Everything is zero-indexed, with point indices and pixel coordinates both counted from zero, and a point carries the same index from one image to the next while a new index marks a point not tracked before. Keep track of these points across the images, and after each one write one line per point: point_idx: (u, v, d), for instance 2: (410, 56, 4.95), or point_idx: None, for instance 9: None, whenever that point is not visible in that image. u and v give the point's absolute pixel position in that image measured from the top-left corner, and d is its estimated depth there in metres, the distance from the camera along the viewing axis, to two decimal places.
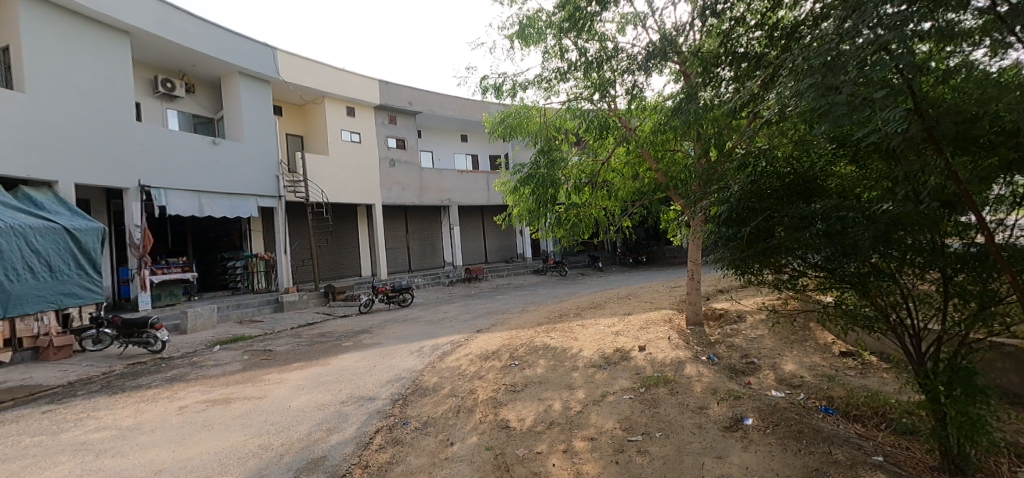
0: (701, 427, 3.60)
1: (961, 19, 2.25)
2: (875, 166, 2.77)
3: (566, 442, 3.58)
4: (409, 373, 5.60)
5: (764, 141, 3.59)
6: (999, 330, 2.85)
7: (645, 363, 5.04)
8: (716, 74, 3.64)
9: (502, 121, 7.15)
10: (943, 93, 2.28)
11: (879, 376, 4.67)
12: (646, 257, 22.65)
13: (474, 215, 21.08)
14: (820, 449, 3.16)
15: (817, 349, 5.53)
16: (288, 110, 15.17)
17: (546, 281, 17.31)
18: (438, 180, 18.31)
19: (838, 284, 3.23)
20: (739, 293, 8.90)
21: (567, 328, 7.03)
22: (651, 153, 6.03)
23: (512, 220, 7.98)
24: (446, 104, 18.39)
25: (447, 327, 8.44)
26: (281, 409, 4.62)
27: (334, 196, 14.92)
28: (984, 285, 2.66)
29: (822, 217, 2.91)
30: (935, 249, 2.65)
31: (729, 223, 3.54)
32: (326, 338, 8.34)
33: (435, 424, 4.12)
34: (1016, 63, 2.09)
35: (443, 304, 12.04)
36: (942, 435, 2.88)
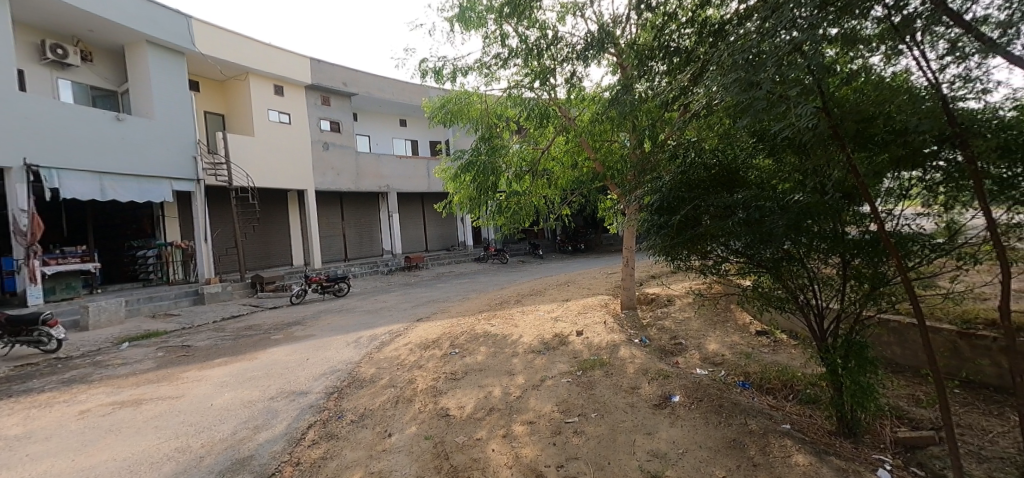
0: (633, 406, 3.77)
1: (863, 26, 2.43)
2: (788, 160, 2.95)
3: (505, 428, 3.61)
4: (345, 365, 5.40)
5: (694, 134, 3.79)
6: (886, 307, 3.20)
7: (582, 347, 5.20)
8: (651, 67, 3.72)
9: (442, 107, 7.05)
10: (846, 93, 2.52)
11: (788, 352, 5.13)
12: (585, 246, 23.39)
13: (416, 202, 20.65)
14: (738, 421, 3.43)
15: (736, 329, 5.97)
16: (207, 86, 13.97)
17: (488, 269, 17.40)
18: (375, 166, 17.70)
19: (756, 269, 3.46)
20: (669, 279, 9.41)
21: (507, 315, 7.09)
22: (590, 143, 6.17)
23: (453, 208, 7.88)
24: (384, 87, 17.82)
25: (386, 316, 8.24)
26: (202, 408, 4.30)
27: (260, 180, 13.98)
28: (876, 268, 2.98)
29: (743, 206, 3.12)
30: (837, 236, 2.93)
31: (660, 212, 3.69)
32: (254, 331, 7.86)
33: (373, 416, 4.02)
34: (903, 70, 2.40)
35: (384, 294, 11.75)
36: (839, 403, 3.21)
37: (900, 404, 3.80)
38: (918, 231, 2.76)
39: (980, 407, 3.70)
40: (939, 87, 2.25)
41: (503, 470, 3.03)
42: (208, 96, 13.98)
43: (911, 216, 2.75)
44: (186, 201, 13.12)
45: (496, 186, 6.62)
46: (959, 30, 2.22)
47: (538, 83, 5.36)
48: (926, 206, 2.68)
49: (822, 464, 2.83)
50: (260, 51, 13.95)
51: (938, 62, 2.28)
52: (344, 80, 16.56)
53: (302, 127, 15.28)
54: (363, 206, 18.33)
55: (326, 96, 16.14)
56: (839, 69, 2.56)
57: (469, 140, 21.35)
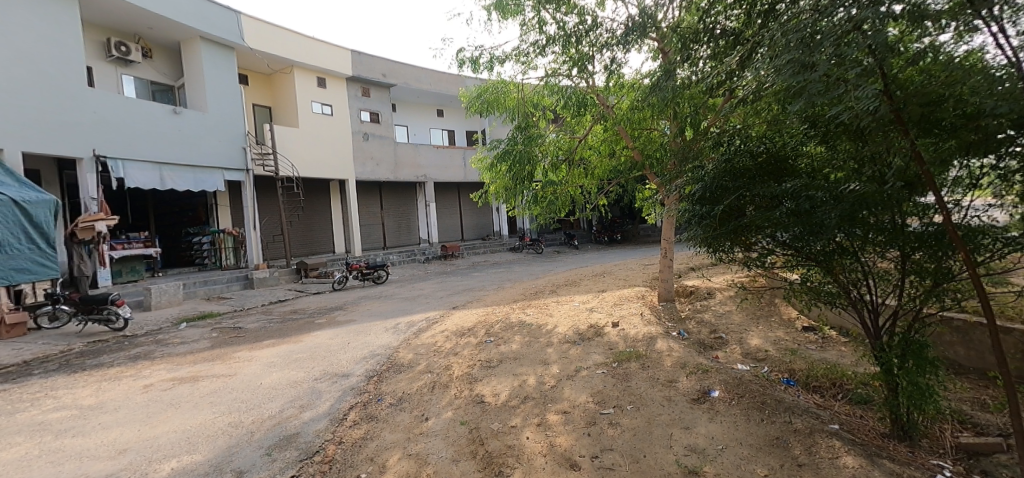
0: (670, 399, 3.71)
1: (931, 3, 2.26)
2: (843, 146, 2.80)
3: (540, 416, 3.64)
4: (384, 350, 5.57)
5: (739, 121, 3.63)
6: (951, 304, 2.99)
7: (618, 339, 5.14)
8: (695, 51, 3.58)
9: (478, 97, 7.02)
10: (911, 75, 2.36)
11: (838, 349, 4.89)
12: (621, 236, 23.03)
13: (451, 192, 20.84)
14: (781, 419, 3.31)
15: (781, 324, 5.75)
16: (255, 80, 14.55)
17: (522, 258, 17.43)
18: (411, 156, 17.95)
19: (805, 262, 3.32)
20: (710, 270, 9.13)
21: (542, 305, 7.10)
22: (628, 131, 6.02)
23: (489, 198, 7.89)
24: (420, 77, 17.96)
25: (423, 303, 8.43)
26: (252, 387, 4.55)
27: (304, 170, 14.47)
28: (940, 262, 2.78)
29: (792, 196, 2.97)
30: (895, 228, 2.77)
31: (702, 201, 3.61)
32: (298, 315, 8.22)
33: (411, 400, 4.13)
34: (977, 49, 2.20)
35: (420, 281, 11.99)
36: (894, 405, 3.05)
37: (964, 407, 3.56)
38: (990, 224, 2.56)
39: None
40: (1018, 66, 2.07)
41: (538, 458, 3.05)
42: (255, 89, 14.56)
43: (981, 208, 2.57)
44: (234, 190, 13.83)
45: (532, 175, 6.58)
46: None
47: (577, 71, 5.24)
48: (998, 197, 2.49)
49: (874, 467, 2.71)
50: (303, 44, 14.36)
51: (1020, 37, 2.11)
52: (382, 72, 16.82)
53: (343, 118, 15.68)
54: (400, 195, 18.68)
55: (365, 88, 16.48)
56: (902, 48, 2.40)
57: (503, 129, 21.29)
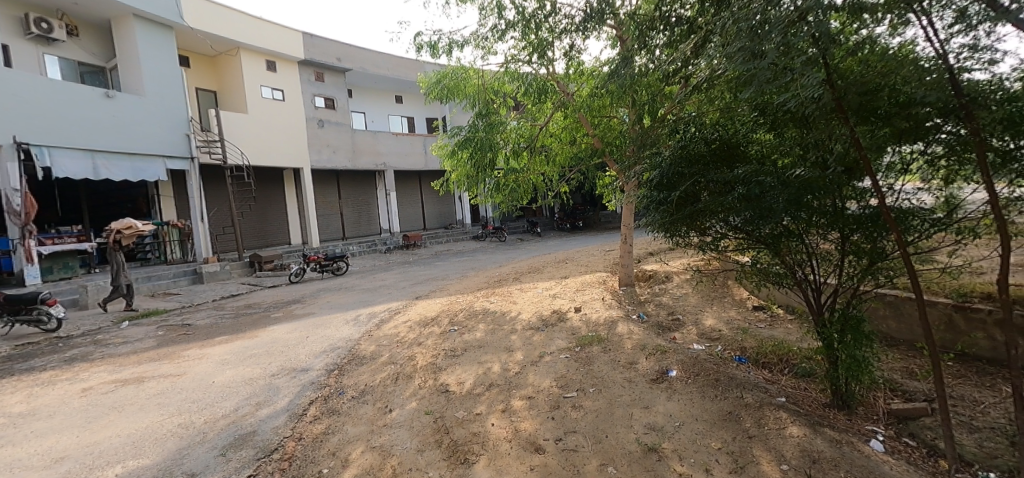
0: (631, 381, 3.83)
1: None
2: (790, 133, 2.95)
3: (505, 402, 3.67)
4: (345, 342, 5.44)
5: (693, 108, 3.74)
6: (884, 282, 3.21)
7: (581, 324, 5.24)
8: (652, 39, 3.64)
9: (438, 82, 6.87)
10: (851, 65, 2.52)
11: (785, 326, 5.16)
12: (583, 223, 23.39)
13: (413, 181, 20.49)
14: (733, 394, 3.48)
15: (734, 304, 6.01)
16: (197, 62, 13.75)
17: (486, 247, 17.45)
18: (371, 143, 17.48)
19: (755, 244, 3.46)
20: (667, 255, 9.42)
21: (506, 293, 7.12)
22: (588, 118, 6.06)
23: (450, 185, 7.81)
24: (378, 62, 17.46)
25: (385, 294, 8.29)
26: (204, 385, 4.34)
27: (256, 159, 13.87)
28: (875, 243, 2.97)
29: (743, 182, 3.11)
30: (836, 211, 2.94)
31: (660, 188, 3.67)
32: (253, 309, 7.91)
33: (373, 392, 4.05)
34: (907, 41, 2.39)
35: (382, 272, 11.80)
36: (834, 377, 3.27)
37: (895, 376, 3.83)
38: (919, 206, 2.85)
39: (973, 379, 3.58)
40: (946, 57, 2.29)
41: (503, 444, 3.08)
42: (198, 72, 13.76)
43: (911, 191, 2.84)
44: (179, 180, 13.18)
45: (493, 163, 6.53)
46: None
47: (536, 57, 5.23)
48: (926, 181, 2.78)
49: (816, 435, 2.92)
50: (250, 25, 13.66)
51: (946, 31, 2.29)
52: (337, 56, 16.22)
53: (297, 104, 15.04)
54: (360, 185, 18.22)
55: (319, 72, 15.87)
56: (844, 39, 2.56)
57: (465, 117, 21.03)
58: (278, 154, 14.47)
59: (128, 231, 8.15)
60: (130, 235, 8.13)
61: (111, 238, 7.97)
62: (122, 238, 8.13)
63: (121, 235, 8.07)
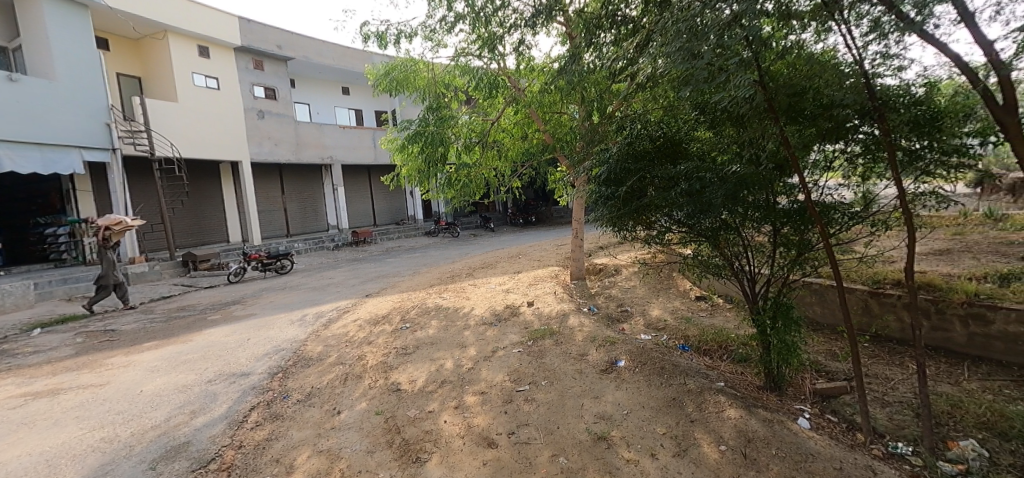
0: (581, 372, 3.91)
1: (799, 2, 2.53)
2: (727, 132, 3.12)
3: (457, 399, 3.64)
4: (290, 344, 5.21)
5: (640, 106, 3.86)
6: (810, 271, 3.46)
7: (533, 317, 5.30)
8: (598, 37, 3.68)
9: (387, 75, 6.70)
10: (780, 68, 2.70)
11: (724, 314, 5.46)
12: (536, 218, 23.62)
13: (361, 175, 19.89)
14: (677, 381, 3.64)
15: (678, 295, 6.28)
16: (119, 46, 12.70)
17: (439, 242, 17.28)
18: (316, 136, 16.84)
19: (696, 238, 3.62)
20: (616, 249, 9.70)
21: (459, 288, 7.07)
22: (539, 114, 6.11)
23: (401, 181, 7.63)
24: (323, 51, 16.84)
25: (334, 293, 8.02)
26: (130, 396, 4.03)
27: (189, 150, 12.99)
28: (802, 235, 3.19)
29: (685, 178, 3.25)
30: (769, 206, 3.13)
31: (607, 183, 3.74)
32: (187, 312, 7.43)
33: (321, 394, 3.91)
34: (828, 47, 2.59)
35: (329, 270, 11.41)
36: (767, 361, 3.50)
37: (819, 358, 4.14)
38: (839, 201, 3.08)
39: (884, 358, 3.93)
40: (863, 64, 2.52)
41: (456, 440, 3.06)
42: (120, 56, 12.72)
43: (834, 187, 3.08)
44: (100, 173, 12.13)
45: (445, 157, 6.47)
46: (880, 9, 2.46)
47: (487, 52, 5.24)
48: (846, 177, 3.03)
49: (751, 416, 3.10)
50: (179, 7, 12.72)
51: (863, 39, 2.50)
52: (277, 43, 15.46)
53: (235, 93, 14.20)
54: (306, 179, 17.53)
55: (258, 60, 15.03)
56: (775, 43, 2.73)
57: (417, 110, 20.66)
58: (213, 145, 13.61)
59: (116, 228, 7.96)
60: (119, 231, 7.93)
61: (99, 235, 7.76)
62: (111, 234, 7.92)
63: (110, 231, 7.86)
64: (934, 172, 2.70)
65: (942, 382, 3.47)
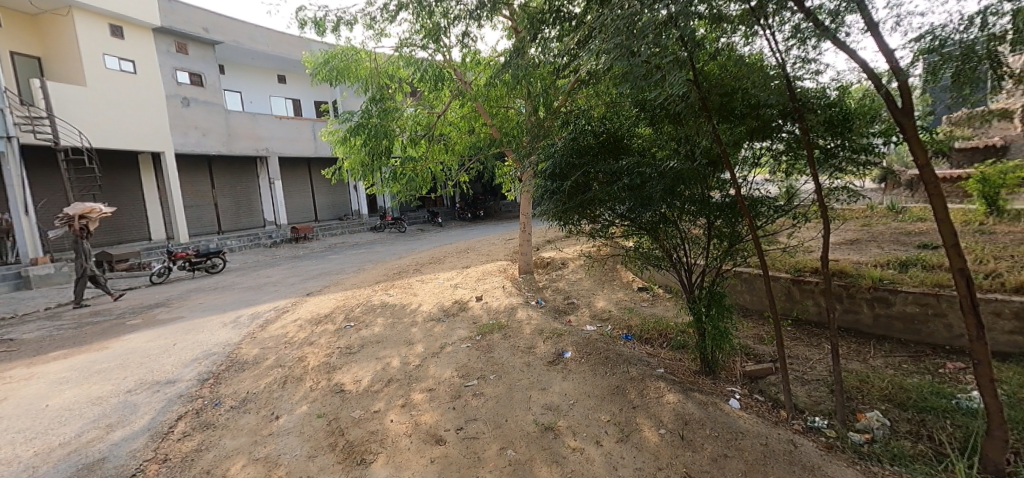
0: (529, 364, 3.96)
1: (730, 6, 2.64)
2: (665, 129, 3.26)
3: (404, 397, 3.57)
4: (222, 348, 4.90)
5: (585, 103, 3.95)
6: (740, 261, 3.68)
7: (481, 312, 5.31)
8: (543, 33, 3.70)
9: (326, 63, 6.42)
10: (712, 69, 2.84)
11: (664, 304, 5.71)
12: (484, 212, 23.62)
13: (301, 169, 19.04)
14: (620, 370, 3.76)
15: (621, 286, 6.49)
16: (12, 21, 11.42)
17: (384, 238, 16.89)
18: (250, 126, 15.90)
19: (638, 231, 3.74)
20: (562, 242, 9.89)
21: (406, 285, 6.94)
22: (485, 108, 6.09)
23: (344, 175, 7.38)
24: (255, 37, 15.95)
25: (273, 292, 7.63)
26: (32, 412, 3.63)
27: (101, 140, 11.81)
28: (733, 228, 3.39)
29: (627, 173, 3.31)
30: (704, 200, 3.29)
31: (553, 178, 3.77)
32: (103, 317, 6.79)
33: (256, 400, 3.71)
34: (756, 50, 2.74)
35: (267, 268, 10.83)
36: (703, 347, 3.70)
37: (748, 342, 4.43)
38: (766, 195, 3.29)
39: (805, 340, 4.27)
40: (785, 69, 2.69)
41: (402, 439, 3.00)
42: (14, 33, 11.44)
43: (761, 182, 3.29)
44: None
45: (389, 150, 6.34)
46: (800, 16, 2.64)
47: (432, 43, 5.14)
48: (772, 173, 3.24)
49: (687, 399, 3.26)
50: None
51: (785, 44, 2.68)
52: (202, 26, 14.43)
53: (155, 78, 13.04)
54: (237, 172, 16.63)
55: (181, 43, 13.98)
56: (709, 45, 2.86)
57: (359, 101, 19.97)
58: (129, 135, 12.49)
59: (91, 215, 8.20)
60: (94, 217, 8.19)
61: (77, 225, 7.94)
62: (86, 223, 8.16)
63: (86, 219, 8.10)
64: (845, 169, 2.96)
65: (852, 360, 3.81)
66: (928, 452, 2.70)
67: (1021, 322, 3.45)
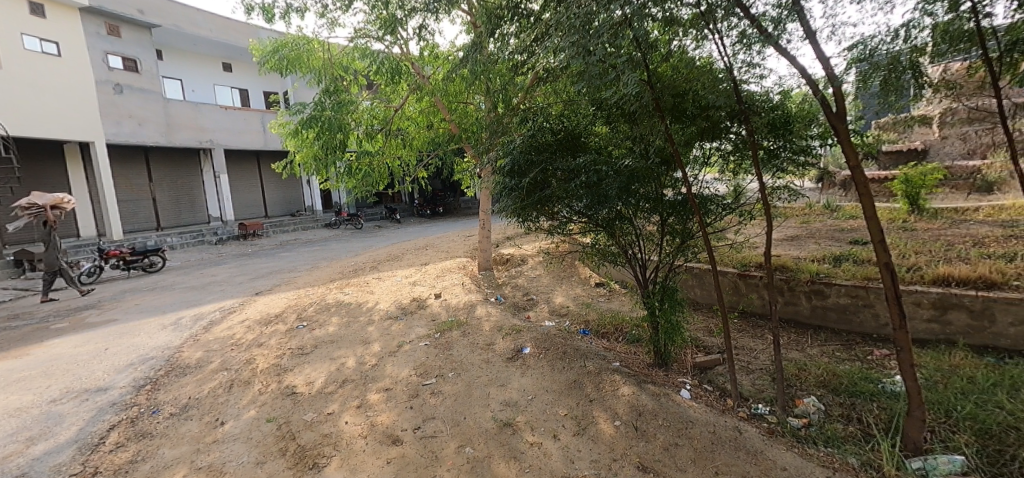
0: (488, 361, 3.96)
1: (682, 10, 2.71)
2: (621, 128, 3.33)
3: (360, 398, 3.49)
4: (161, 352, 4.61)
5: (544, 101, 3.98)
6: (691, 256, 3.81)
7: (440, 309, 5.26)
8: (502, 29, 3.67)
9: (275, 52, 6.14)
10: (665, 70, 2.92)
11: (620, 299, 5.85)
12: (443, 209, 23.42)
13: (250, 162, 18.19)
14: (578, 364, 3.82)
15: (579, 282, 6.61)
16: None
17: (339, 235, 16.41)
18: (192, 117, 15.01)
19: (595, 228, 3.80)
20: (521, 239, 9.95)
21: (362, 283, 6.78)
22: (444, 103, 6.04)
23: (296, 169, 7.08)
24: (197, 22, 14.98)
25: (220, 292, 7.25)
26: None
27: (18, 128, 10.84)
28: (684, 225, 3.52)
29: (584, 171, 3.37)
30: (658, 197, 3.38)
31: (512, 174, 3.76)
32: (24, 321, 6.22)
33: (200, 406, 3.51)
34: (706, 54, 2.83)
35: (212, 267, 10.28)
36: (657, 341, 3.81)
37: (698, 335, 4.61)
38: (715, 194, 3.43)
39: (750, 332, 4.49)
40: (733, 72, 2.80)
41: (358, 441, 2.93)
42: None
43: (710, 181, 3.42)
44: None
45: (344, 145, 6.14)
46: (747, 22, 2.75)
47: (388, 34, 5.03)
48: (720, 172, 3.38)
49: (641, 391, 3.36)
50: None
51: (732, 48, 2.79)
52: (138, 7, 13.35)
53: (81, 61, 12.10)
54: (178, 164, 15.71)
55: (112, 24, 12.92)
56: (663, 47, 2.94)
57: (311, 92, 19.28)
58: (52, 122, 11.53)
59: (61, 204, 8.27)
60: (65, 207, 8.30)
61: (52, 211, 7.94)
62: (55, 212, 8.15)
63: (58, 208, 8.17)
64: (787, 169, 3.13)
65: (792, 349, 4.04)
66: (858, 433, 2.90)
67: (938, 311, 3.77)
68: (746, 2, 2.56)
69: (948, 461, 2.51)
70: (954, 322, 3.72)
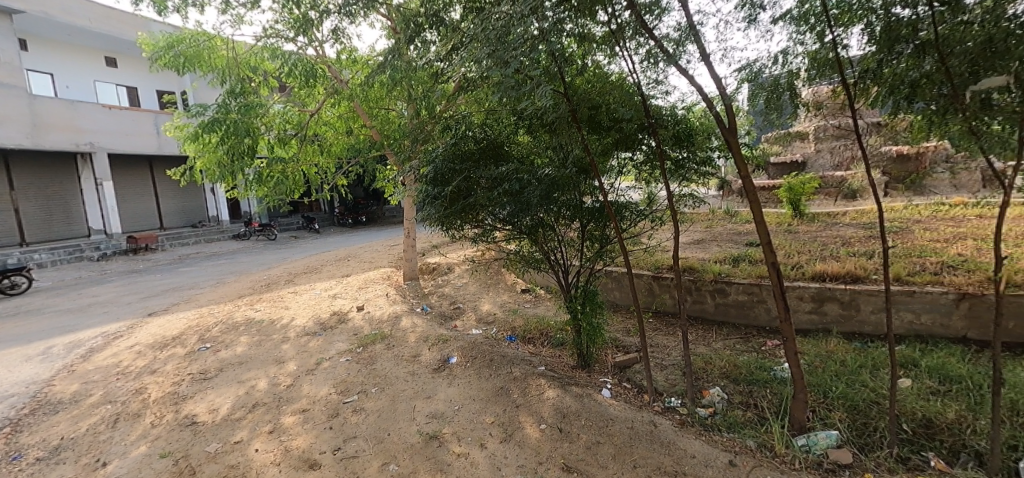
0: (413, 374, 3.87)
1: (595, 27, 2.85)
2: (542, 137, 3.43)
3: (272, 422, 3.25)
4: (25, 387, 3.98)
5: (466, 110, 4.00)
6: (608, 260, 4.00)
7: (363, 323, 5.06)
8: (422, 36, 3.61)
9: (172, 48, 5.61)
10: (579, 83, 3.06)
11: (545, 304, 6.00)
12: (368, 218, 22.65)
13: (141, 168, 16.37)
14: (505, 370, 3.86)
15: (506, 289, 6.69)
16: None
17: (249, 246, 15.24)
18: (66, 114, 13.21)
19: (519, 235, 3.86)
20: (448, 247, 9.89)
21: (277, 298, 6.35)
22: (364, 109, 5.92)
23: (199, 176, 6.46)
24: (72, 9, 13.39)
25: (105, 314, 6.42)
26: None
27: None
28: (601, 229, 3.70)
29: (507, 179, 3.42)
30: (579, 204, 3.53)
31: (434, 182, 3.70)
32: None
33: (75, 446, 3.08)
34: (617, 69, 3.01)
35: (93, 286, 9.06)
36: (580, 343, 3.95)
37: (618, 335, 4.85)
38: (630, 201, 3.64)
39: (663, 329, 4.80)
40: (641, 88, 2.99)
41: (269, 469, 2.72)
42: None
43: (625, 189, 3.62)
44: None
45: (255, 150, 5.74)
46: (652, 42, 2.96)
47: (301, 36, 4.81)
48: (635, 180, 3.58)
49: (565, 393, 3.46)
50: None
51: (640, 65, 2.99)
52: None
53: None
54: (49, 169, 13.82)
55: None
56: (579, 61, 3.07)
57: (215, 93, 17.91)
58: None
59: None
60: None
61: None
62: None
63: None
64: (691, 177, 3.39)
65: (700, 344, 4.38)
66: (755, 418, 3.19)
67: (817, 303, 4.28)
68: (650, 23, 2.76)
69: (825, 436, 2.84)
70: (829, 312, 4.24)
